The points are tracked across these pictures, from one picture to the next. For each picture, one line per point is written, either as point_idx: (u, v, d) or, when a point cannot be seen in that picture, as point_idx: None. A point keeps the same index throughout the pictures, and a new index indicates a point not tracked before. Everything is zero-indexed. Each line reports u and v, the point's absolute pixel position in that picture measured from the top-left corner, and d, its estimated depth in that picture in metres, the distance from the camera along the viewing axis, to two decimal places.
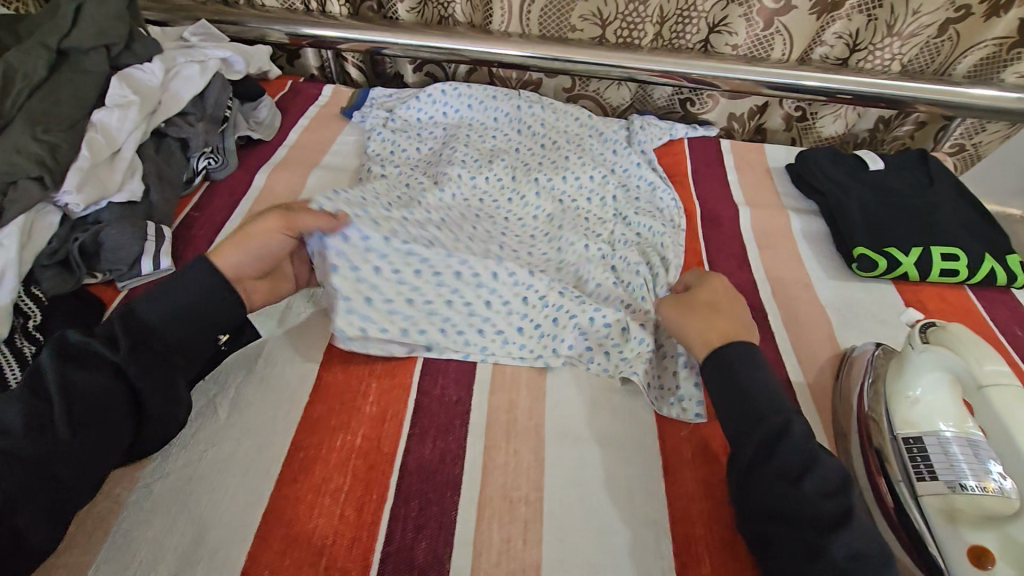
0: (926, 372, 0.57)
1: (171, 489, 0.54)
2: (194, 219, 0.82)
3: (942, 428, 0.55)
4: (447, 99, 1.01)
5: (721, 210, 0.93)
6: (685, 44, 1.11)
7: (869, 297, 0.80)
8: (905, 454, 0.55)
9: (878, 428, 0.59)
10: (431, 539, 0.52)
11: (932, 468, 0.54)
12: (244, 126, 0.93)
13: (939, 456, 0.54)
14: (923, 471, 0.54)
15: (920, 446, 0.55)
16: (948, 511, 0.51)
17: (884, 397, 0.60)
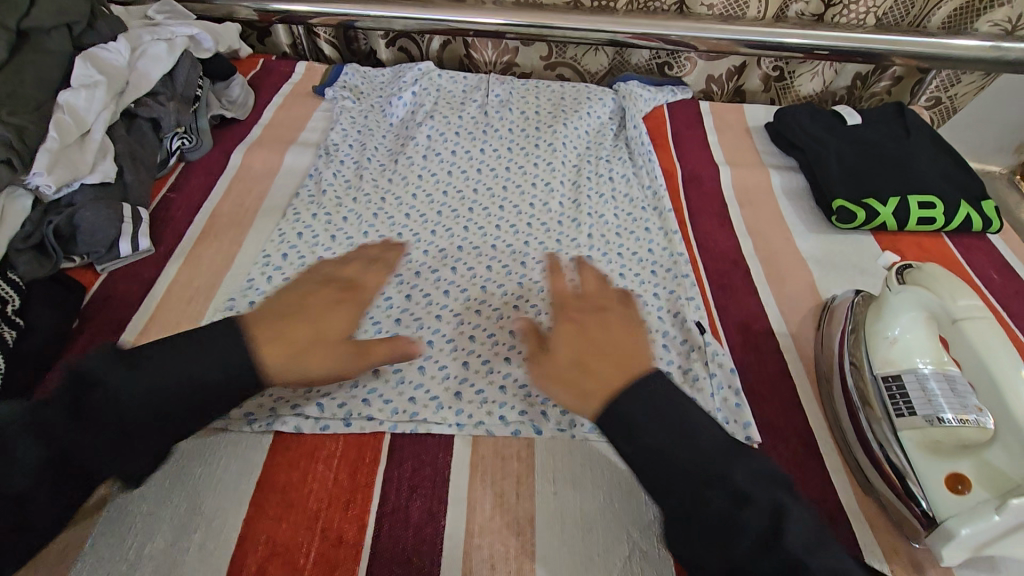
0: (904, 313, 0.58)
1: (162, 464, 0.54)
2: (172, 200, 0.81)
3: (920, 365, 0.56)
4: (417, 99, 0.98)
5: (702, 170, 0.94)
6: (661, 7, 1.10)
7: (849, 248, 0.81)
8: (885, 394, 0.56)
9: (858, 371, 0.60)
10: (425, 497, 0.53)
11: (909, 404, 0.54)
12: (216, 105, 0.92)
13: (918, 394, 0.54)
14: (902, 408, 0.55)
15: (899, 385, 0.56)
16: (924, 443, 0.52)
17: (864, 342, 0.60)
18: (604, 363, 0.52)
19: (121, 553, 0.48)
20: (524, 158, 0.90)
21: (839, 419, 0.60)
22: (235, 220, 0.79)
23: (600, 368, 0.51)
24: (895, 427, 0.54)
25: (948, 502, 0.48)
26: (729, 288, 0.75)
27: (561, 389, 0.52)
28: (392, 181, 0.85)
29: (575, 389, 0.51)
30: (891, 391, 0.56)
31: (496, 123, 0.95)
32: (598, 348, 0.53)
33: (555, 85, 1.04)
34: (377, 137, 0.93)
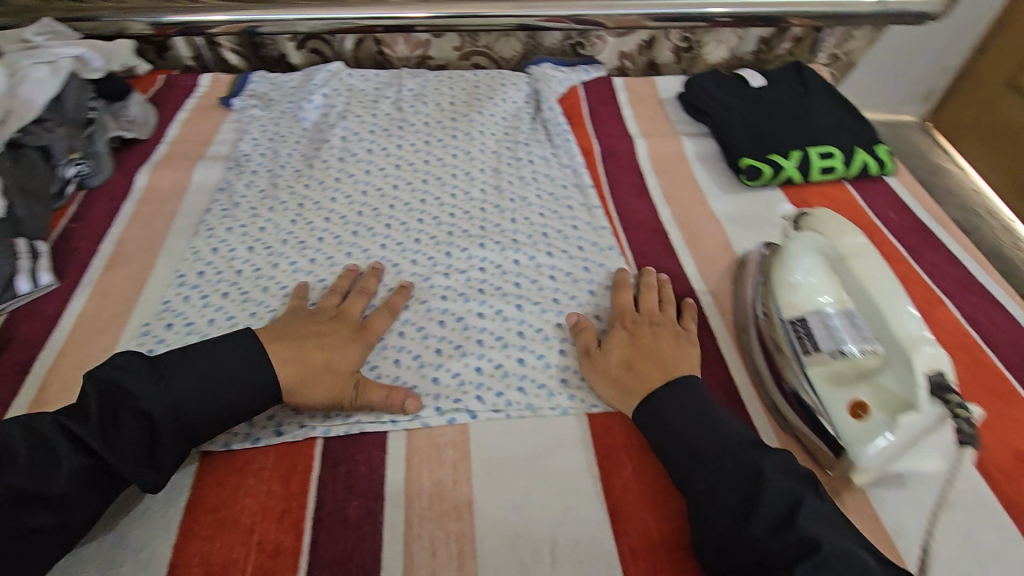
0: (804, 258, 0.62)
1: None
2: (74, 230, 0.77)
3: (823, 305, 0.59)
4: (328, 101, 0.96)
5: (618, 144, 0.96)
6: None
7: (760, 204, 0.85)
8: (794, 336, 0.59)
9: (770, 318, 0.62)
10: (362, 496, 0.52)
11: (814, 342, 0.57)
12: (114, 127, 0.87)
13: (821, 331, 0.57)
14: (809, 347, 0.57)
15: (804, 324, 0.59)
16: (829, 375, 0.55)
17: (772, 290, 0.63)
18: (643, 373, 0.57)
19: None
20: (442, 150, 0.90)
21: (758, 366, 0.63)
22: (144, 244, 0.76)
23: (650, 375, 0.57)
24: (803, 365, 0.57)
25: (852, 427, 0.52)
26: (650, 255, 0.78)
27: (615, 389, 0.58)
28: (309, 186, 0.84)
29: (625, 387, 0.57)
30: (799, 331, 0.59)
31: (411, 118, 0.94)
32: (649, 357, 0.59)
33: (468, 74, 1.04)
34: (290, 143, 0.90)
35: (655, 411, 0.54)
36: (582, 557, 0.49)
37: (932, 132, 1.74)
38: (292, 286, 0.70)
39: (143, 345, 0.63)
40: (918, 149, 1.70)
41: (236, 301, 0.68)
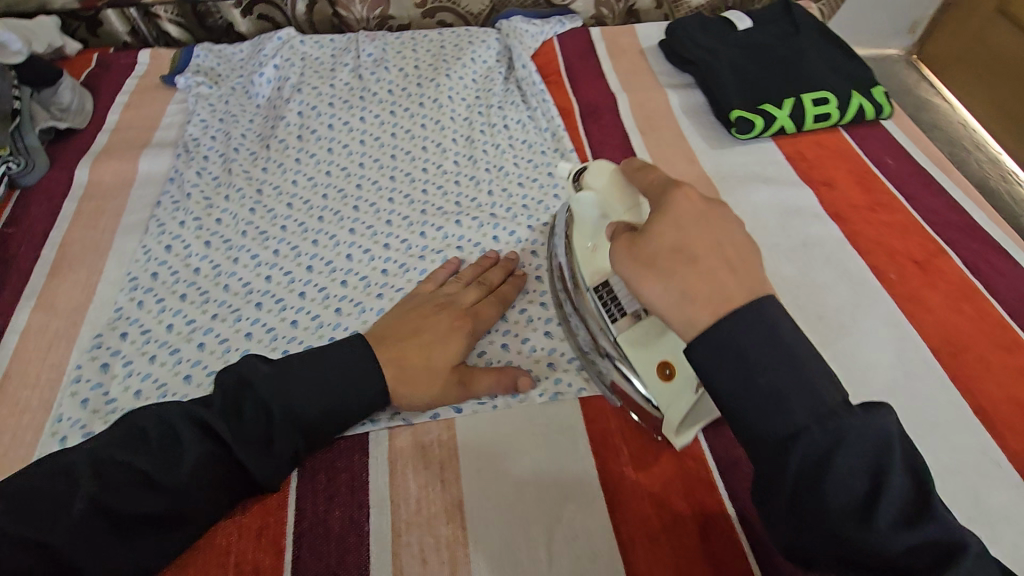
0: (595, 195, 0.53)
1: None
2: (10, 235, 0.70)
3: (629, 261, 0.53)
4: (280, 74, 0.88)
5: (599, 101, 0.89)
6: None
7: (751, 159, 0.80)
8: (600, 304, 0.53)
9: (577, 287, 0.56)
10: (345, 505, 0.49)
11: (620, 306, 0.52)
12: (44, 116, 0.79)
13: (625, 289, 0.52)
14: (614, 312, 0.52)
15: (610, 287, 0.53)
16: (633, 338, 0.50)
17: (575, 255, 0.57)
18: (707, 263, 0.39)
19: None
20: (409, 122, 0.83)
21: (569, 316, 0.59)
22: (92, 244, 0.69)
23: (715, 271, 0.38)
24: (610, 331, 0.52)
25: (663, 391, 0.48)
26: None
27: (668, 299, 0.39)
28: (267, 170, 0.77)
29: (678, 298, 0.38)
30: (603, 297, 0.53)
31: (373, 87, 0.86)
32: (718, 247, 0.39)
33: (433, 34, 0.95)
34: (243, 123, 0.83)
35: (730, 346, 0.36)
36: (582, 553, 0.47)
37: (919, 67, 1.49)
38: (256, 282, 0.65)
39: (96, 359, 0.59)
40: (903, 83, 1.46)
41: (195, 302, 0.63)
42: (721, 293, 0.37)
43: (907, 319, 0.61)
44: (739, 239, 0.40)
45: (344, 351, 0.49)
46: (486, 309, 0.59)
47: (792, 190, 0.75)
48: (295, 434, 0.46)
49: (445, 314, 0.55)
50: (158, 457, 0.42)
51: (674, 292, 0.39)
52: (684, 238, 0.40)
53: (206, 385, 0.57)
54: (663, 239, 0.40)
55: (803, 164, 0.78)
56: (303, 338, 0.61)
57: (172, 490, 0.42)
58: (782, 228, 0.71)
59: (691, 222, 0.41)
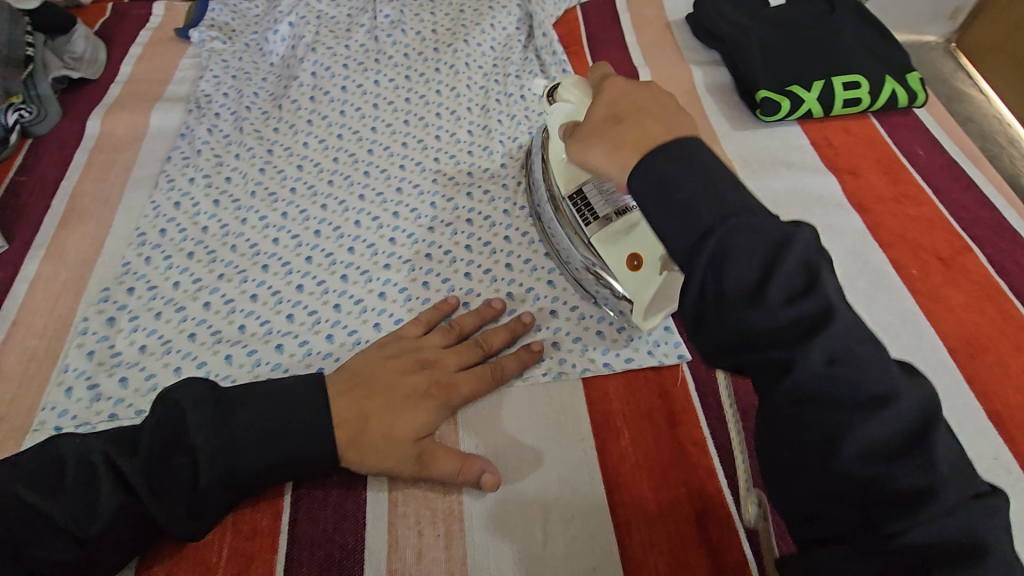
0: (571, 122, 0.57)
1: None
2: (22, 184, 0.70)
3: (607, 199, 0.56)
4: (294, 31, 0.86)
5: (621, 76, 0.86)
6: None
7: (775, 143, 0.77)
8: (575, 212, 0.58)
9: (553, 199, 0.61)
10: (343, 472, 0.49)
11: (593, 210, 0.56)
12: (57, 65, 0.78)
13: (598, 198, 0.57)
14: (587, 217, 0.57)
15: (583, 194, 0.58)
16: (604, 237, 0.55)
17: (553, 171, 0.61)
18: (632, 119, 0.43)
19: None
20: (424, 88, 0.81)
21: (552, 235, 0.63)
22: (102, 198, 0.69)
23: (639, 120, 0.42)
24: (586, 239, 0.57)
25: (635, 280, 0.53)
26: None
27: (607, 154, 0.43)
28: (278, 130, 0.76)
29: (616, 150, 0.43)
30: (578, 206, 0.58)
31: (389, 49, 0.84)
32: (644, 106, 0.44)
33: None
34: (256, 81, 0.82)
35: (667, 182, 0.37)
36: (576, 533, 0.47)
37: (958, 55, 1.33)
38: (263, 244, 0.65)
39: (102, 313, 0.59)
40: (936, 72, 1.29)
41: (202, 261, 0.63)
42: (644, 136, 0.41)
43: (924, 316, 0.60)
44: (661, 101, 0.45)
45: (303, 407, 0.45)
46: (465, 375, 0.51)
47: (813, 177, 0.73)
48: (223, 490, 0.43)
49: (421, 379, 0.50)
50: (75, 498, 0.40)
51: (597, 150, 0.44)
52: (607, 115, 0.45)
53: (210, 345, 0.57)
54: (595, 114, 0.46)
55: (828, 151, 0.76)
56: (309, 304, 0.61)
57: (85, 538, 0.40)
58: (801, 217, 0.68)
59: (620, 98, 0.46)
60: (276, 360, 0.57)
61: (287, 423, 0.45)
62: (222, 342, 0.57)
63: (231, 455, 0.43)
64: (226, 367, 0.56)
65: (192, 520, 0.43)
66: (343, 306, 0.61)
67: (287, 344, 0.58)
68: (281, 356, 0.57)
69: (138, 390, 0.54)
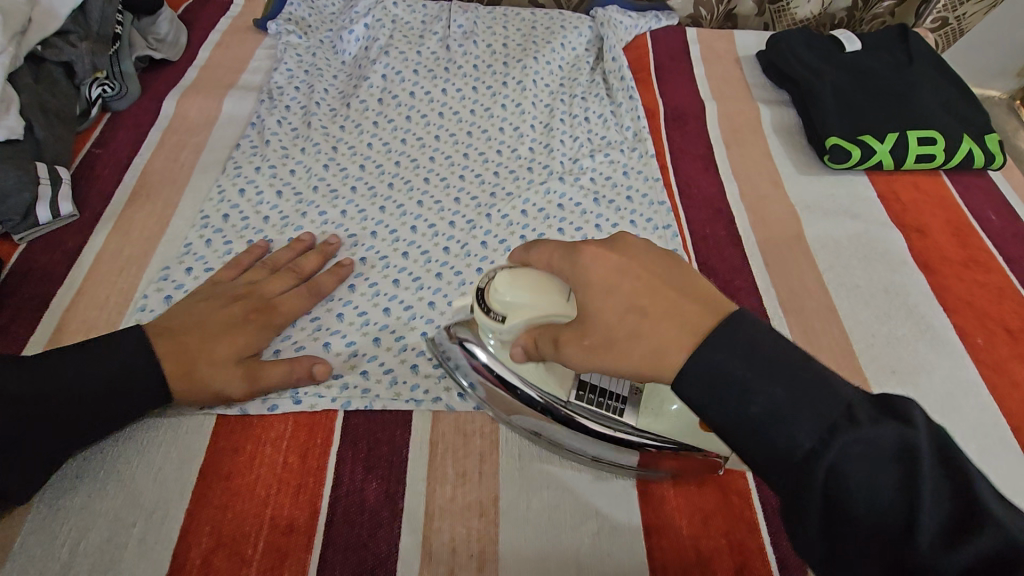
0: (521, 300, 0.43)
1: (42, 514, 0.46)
2: (98, 156, 0.72)
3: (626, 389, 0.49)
4: (369, 32, 0.87)
5: (687, 107, 0.85)
6: None
7: (841, 191, 0.75)
8: (593, 408, 0.48)
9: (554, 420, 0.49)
10: (382, 478, 0.50)
11: (615, 395, 0.49)
12: (142, 45, 0.81)
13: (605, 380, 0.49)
14: (612, 402, 0.48)
15: (591, 386, 0.48)
16: (646, 417, 0.48)
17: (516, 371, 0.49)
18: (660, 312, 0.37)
19: (51, 553, 0.45)
20: (490, 101, 0.81)
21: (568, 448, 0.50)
22: (169, 177, 0.71)
23: (674, 308, 0.37)
24: (624, 425, 0.48)
25: (699, 438, 0.47)
26: (713, 239, 0.69)
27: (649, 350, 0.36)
28: (344, 128, 0.77)
29: (656, 352, 0.36)
30: (592, 401, 0.48)
31: (459, 59, 0.85)
32: (661, 289, 0.38)
33: (526, 12, 0.93)
34: (327, 78, 0.83)
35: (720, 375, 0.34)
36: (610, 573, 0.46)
37: None
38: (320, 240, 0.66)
39: (160, 291, 0.60)
40: (1002, 129, 1.26)
41: None
42: (689, 329, 0.36)
43: (988, 391, 0.57)
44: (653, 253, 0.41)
45: (128, 354, 0.49)
46: (286, 301, 0.58)
47: (879, 231, 0.71)
48: (85, 408, 0.47)
49: (240, 306, 0.55)
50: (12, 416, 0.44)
51: (646, 347, 0.37)
52: (630, 292, 0.38)
53: None
54: (611, 309, 0.38)
55: (896, 206, 0.74)
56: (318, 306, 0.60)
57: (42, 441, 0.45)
58: (863, 272, 0.66)
59: (622, 274, 0.39)
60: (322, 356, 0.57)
61: (118, 373, 0.48)
62: None
63: (59, 403, 0.46)
64: None
65: (37, 467, 0.45)
66: (393, 310, 0.61)
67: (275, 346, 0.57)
68: (328, 353, 0.57)
69: None
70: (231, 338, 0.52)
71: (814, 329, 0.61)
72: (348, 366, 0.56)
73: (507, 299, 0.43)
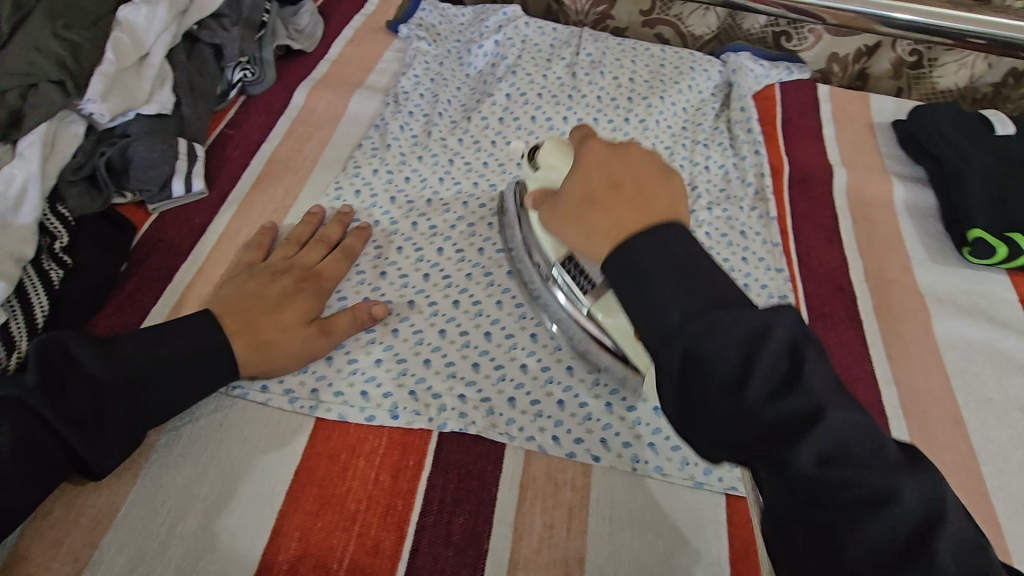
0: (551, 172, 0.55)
1: (145, 491, 0.47)
2: (230, 136, 0.75)
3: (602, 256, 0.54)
4: (498, 49, 0.88)
5: (814, 169, 0.81)
6: (752, 29, 1.00)
7: (978, 288, 0.69)
8: (570, 274, 0.56)
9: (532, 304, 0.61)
10: (469, 515, 0.49)
11: (588, 277, 0.55)
12: (283, 34, 0.84)
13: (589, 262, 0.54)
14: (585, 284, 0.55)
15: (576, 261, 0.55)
16: (602, 307, 0.54)
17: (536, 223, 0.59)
18: (616, 205, 0.42)
19: (151, 529, 0.46)
20: (609, 135, 0.80)
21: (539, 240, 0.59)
22: (292, 167, 0.73)
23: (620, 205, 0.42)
24: (583, 303, 0.55)
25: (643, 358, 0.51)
26: (830, 318, 0.65)
27: (578, 234, 0.44)
28: (462, 142, 0.78)
29: (587, 230, 0.44)
30: (572, 271, 0.56)
31: (584, 88, 0.84)
32: (621, 183, 0.43)
33: (655, 48, 0.91)
34: (451, 88, 0.84)
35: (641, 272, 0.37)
36: None
37: None
38: (428, 252, 0.66)
39: None
40: None
41: (369, 254, 0.65)
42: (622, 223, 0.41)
43: None
44: (649, 170, 0.45)
45: (196, 335, 0.50)
46: (340, 317, 0.55)
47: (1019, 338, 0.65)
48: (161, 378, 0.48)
49: (290, 280, 0.57)
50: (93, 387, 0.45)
51: (584, 229, 0.44)
52: (598, 185, 0.44)
53: (365, 339, 0.57)
54: (583, 180, 0.46)
55: None
56: (414, 320, 0.60)
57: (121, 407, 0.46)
58: (996, 383, 0.61)
59: (601, 165, 0.46)
60: (421, 374, 0.56)
61: (185, 354, 0.49)
62: (374, 341, 0.57)
63: (129, 381, 0.46)
64: (373, 370, 0.55)
65: (109, 447, 0.45)
66: (494, 337, 0.59)
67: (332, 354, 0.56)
68: (427, 371, 0.56)
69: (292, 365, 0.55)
70: (307, 338, 0.54)
71: (936, 439, 0.57)
72: (445, 387, 0.55)
73: (547, 159, 0.56)
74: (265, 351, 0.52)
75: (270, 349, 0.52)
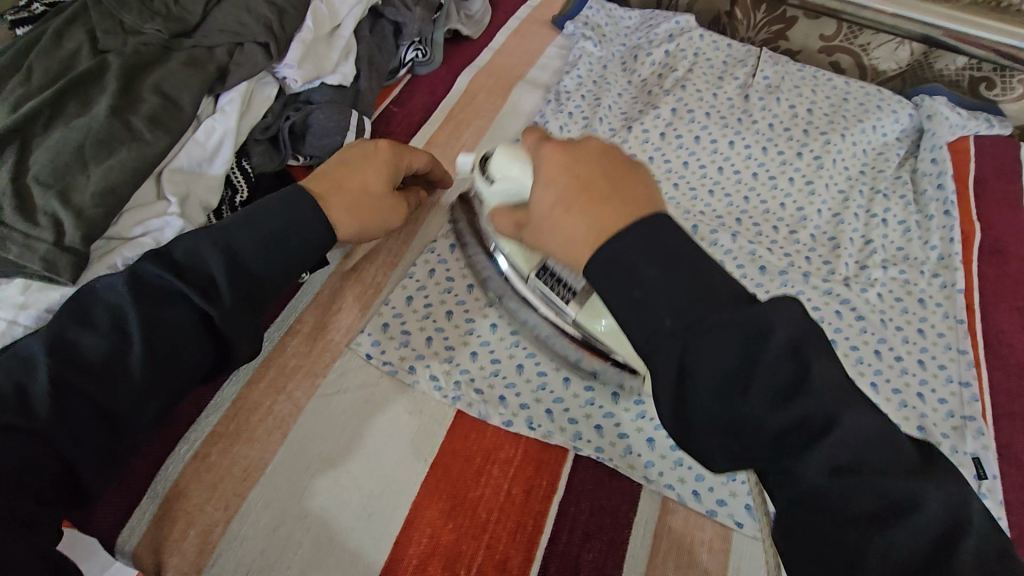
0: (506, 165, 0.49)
1: (291, 452, 0.49)
2: (393, 114, 0.76)
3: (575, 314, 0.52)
4: (668, 61, 0.84)
5: (1011, 243, 0.71)
6: (946, 70, 0.89)
7: None
8: (547, 287, 0.53)
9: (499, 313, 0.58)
10: (599, 552, 0.47)
11: (568, 285, 0.52)
12: (455, 18, 0.84)
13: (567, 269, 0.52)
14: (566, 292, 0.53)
15: (551, 270, 0.53)
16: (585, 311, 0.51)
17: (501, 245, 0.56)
18: (578, 207, 0.38)
19: (295, 492, 0.47)
20: (777, 168, 0.74)
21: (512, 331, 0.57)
22: (448, 152, 0.73)
23: (605, 209, 0.37)
24: (567, 313, 0.53)
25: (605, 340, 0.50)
26: (1020, 419, 0.57)
27: (561, 246, 0.39)
28: (620, 152, 0.74)
29: (569, 242, 0.38)
30: (550, 280, 0.53)
31: (755, 113, 0.78)
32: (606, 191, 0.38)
33: (839, 80, 0.83)
34: (613, 94, 0.81)
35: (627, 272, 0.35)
36: None
37: None
38: None
39: (426, 263, 0.61)
40: None
41: None
42: (599, 233, 0.37)
43: None
44: (615, 161, 0.40)
45: (291, 206, 0.47)
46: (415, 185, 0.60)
47: None
48: (266, 252, 0.45)
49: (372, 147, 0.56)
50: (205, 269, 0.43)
51: (564, 239, 0.39)
52: (564, 189, 0.39)
53: (508, 343, 0.56)
54: (547, 197, 0.40)
55: None
56: None
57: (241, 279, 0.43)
58: None
59: (561, 174, 0.40)
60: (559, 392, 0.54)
61: (278, 223, 0.46)
62: (516, 346, 0.56)
63: (247, 261, 0.44)
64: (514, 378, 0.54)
65: (242, 324, 0.43)
66: None
67: (454, 312, 0.58)
68: (565, 391, 0.54)
69: (437, 354, 0.55)
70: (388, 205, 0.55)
71: None
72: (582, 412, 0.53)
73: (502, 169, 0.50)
74: (361, 212, 0.52)
75: (365, 211, 0.53)
